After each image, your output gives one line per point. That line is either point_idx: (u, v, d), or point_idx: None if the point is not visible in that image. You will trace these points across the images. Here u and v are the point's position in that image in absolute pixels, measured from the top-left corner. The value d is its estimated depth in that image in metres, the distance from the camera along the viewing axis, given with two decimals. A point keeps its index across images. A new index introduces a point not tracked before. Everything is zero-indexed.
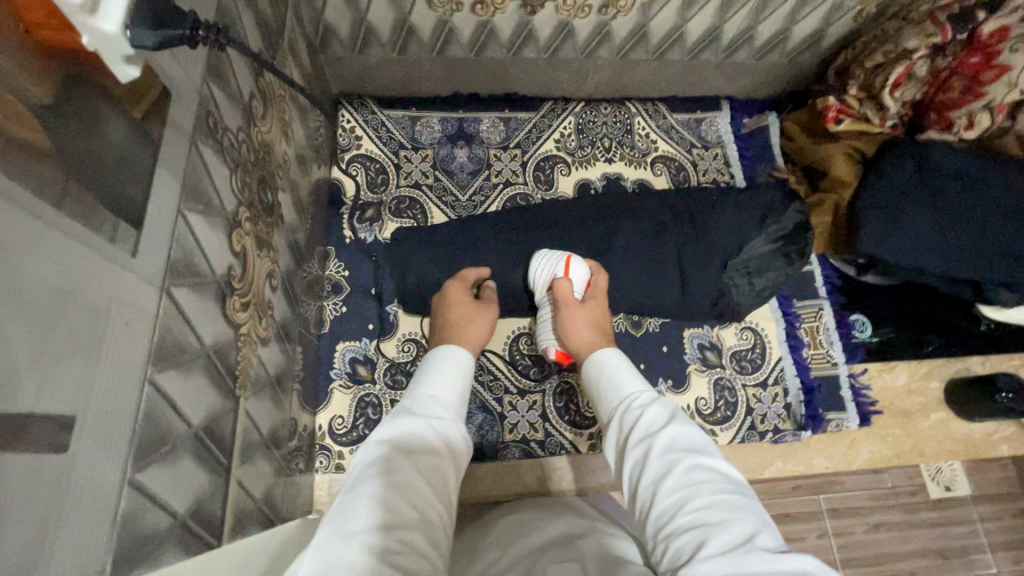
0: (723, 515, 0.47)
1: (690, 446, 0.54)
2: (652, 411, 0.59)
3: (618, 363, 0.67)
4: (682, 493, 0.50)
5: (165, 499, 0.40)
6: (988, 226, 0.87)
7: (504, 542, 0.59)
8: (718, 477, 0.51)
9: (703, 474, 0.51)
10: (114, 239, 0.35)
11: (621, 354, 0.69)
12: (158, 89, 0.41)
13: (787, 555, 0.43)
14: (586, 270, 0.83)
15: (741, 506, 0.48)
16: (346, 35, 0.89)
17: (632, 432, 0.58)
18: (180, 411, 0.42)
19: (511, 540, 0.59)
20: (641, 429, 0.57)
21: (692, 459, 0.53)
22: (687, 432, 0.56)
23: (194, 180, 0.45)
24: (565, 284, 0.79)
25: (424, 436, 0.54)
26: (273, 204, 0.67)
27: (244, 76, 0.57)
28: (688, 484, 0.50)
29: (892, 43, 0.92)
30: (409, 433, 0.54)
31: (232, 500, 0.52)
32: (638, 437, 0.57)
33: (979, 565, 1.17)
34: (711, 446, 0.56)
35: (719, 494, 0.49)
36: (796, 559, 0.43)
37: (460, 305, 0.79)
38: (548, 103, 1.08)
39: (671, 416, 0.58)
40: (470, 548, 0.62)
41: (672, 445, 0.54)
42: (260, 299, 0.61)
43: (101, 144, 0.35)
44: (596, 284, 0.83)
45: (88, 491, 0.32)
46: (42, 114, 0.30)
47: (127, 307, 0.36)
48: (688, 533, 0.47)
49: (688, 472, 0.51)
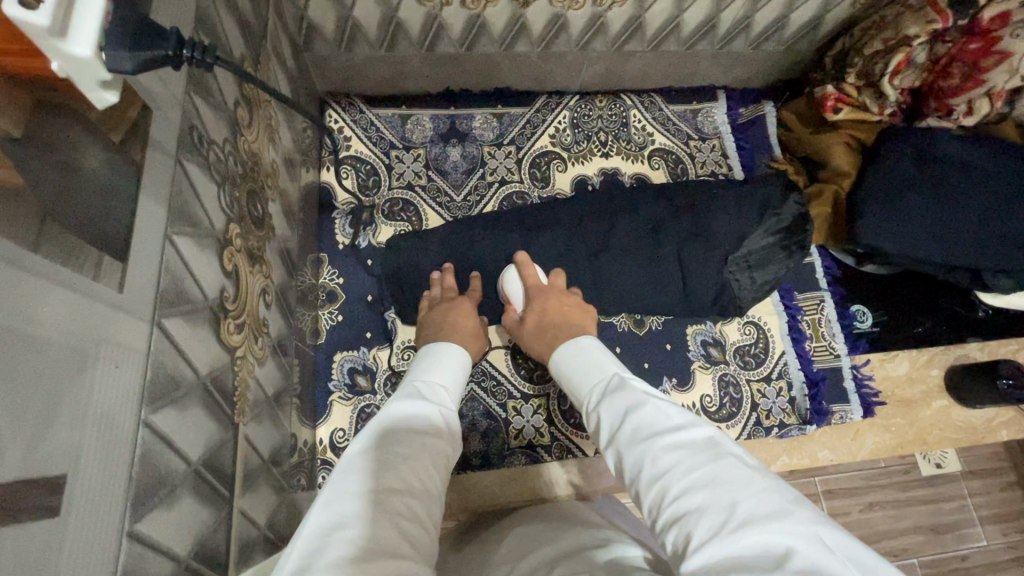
0: (699, 496, 0.46)
1: (655, 427, 0.54)
2: (616, 402, 0.60)
3: (579, 344, 0.71)
4: (658, 484, 0.49)
5: (167, 545, 0.38)
6: (989, 214, 0.86)
7: (514, 559, 0.57)
8: (689, 449, 0.50)
9: (672, 453, 0.51)
10: (98, 276, 0.32)
11: (585, 344, 0.71)
12: (137, 106, 0.38)
13: (772, 526, 0.41)
14: (519, 277, 0.85)
15: (717, 476, 0.47)
16: (331, 32, 0.86)
17: (606, 433, 0.59)
18: (178, 449, 0.40)
19: (519, 558, 0.57)
20: (613, 427, 0.58)
21: (658, 441, 0.52)
22: (650, 413, 0.56)
23: (181, 201, 0.42)
24: (508, 313, 0.84)
25: (407, 417, 0.55)
26: (263, 216, 0.64)
27: (228, 83, 0.54)
28: (661, 471, 0.50)
29: (892, 29, 0.90)
30: (393, 415, 0.55)
31: (234, 531, 0.50)
32: (613, 437, 0.58)
33: (969, 539, 1.19)
34: (680, 416, 0.55)
35: (695, 469, 0.48)
36: (785, 531, 0.41)
37: (467, 317, 0.80)
38: (542, 97, 1.05)
39: (634, 403, 0.58)
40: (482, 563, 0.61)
41: (638, 434, 0.55)
42: (254, 318, 0.58)
43: (75, 176, 0.32)
44: (531, 277, 0.83)
45: (87, 553, 0.30)
46: (8, 148, 0.27)
47: (116, 348, 0.33)
48: (674, 528, 0.46)
49: (658, 458, 0.51)
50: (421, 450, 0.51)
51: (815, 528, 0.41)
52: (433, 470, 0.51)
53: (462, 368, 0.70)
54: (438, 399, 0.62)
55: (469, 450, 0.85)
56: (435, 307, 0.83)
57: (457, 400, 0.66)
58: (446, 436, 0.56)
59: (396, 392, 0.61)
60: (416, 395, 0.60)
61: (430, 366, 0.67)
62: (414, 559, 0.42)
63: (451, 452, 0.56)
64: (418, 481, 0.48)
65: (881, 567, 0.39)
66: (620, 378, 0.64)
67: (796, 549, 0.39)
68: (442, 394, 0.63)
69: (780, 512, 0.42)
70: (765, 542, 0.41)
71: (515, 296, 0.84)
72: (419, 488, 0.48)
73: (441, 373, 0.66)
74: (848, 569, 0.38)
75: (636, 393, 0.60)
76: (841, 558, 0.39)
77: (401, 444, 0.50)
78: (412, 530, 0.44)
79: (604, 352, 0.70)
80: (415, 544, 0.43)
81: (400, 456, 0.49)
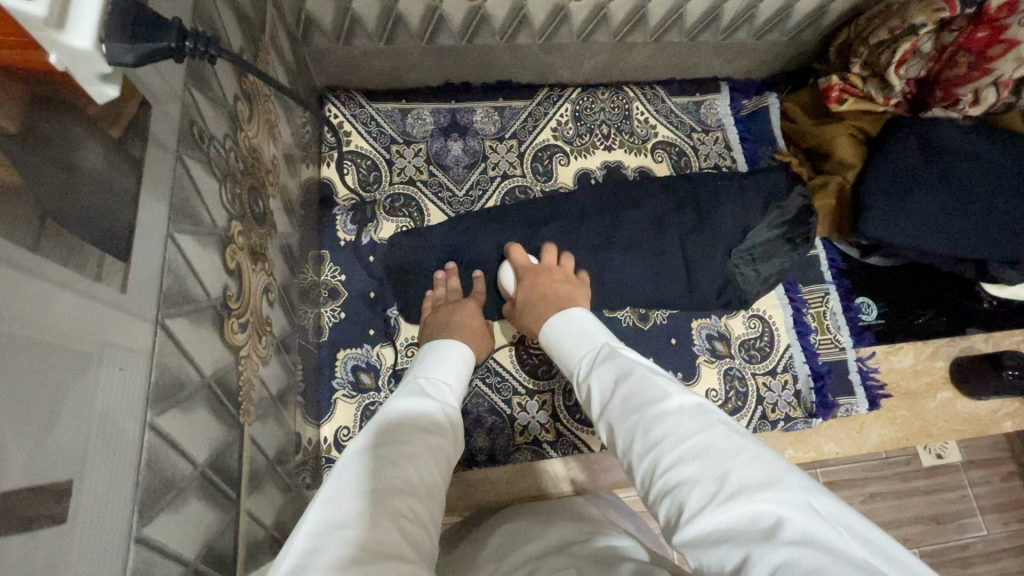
0: (691, 467, 0.45)
1: (644, 397, 0.53)
2: (606, 375, 0.59)
3: (570, 317, 0.70)
4: (650, 455, 0.49)
5: (175, 548, 0.37)
6: (994, 203, 0.86)
7: (502, 554, 0.56)
8: (679, 418, 0.50)
9: (663, 422, 0.50)
10: (100, 277, 0.31)
11: (576, 318, 0.70)
12: (137, 101, 0.37)
13: (764, 495, 0.41)
14: (509, 265, 0.85)
15: (708, 445, 0.46)
16: (330, 25, 0.84)
17: (597, 405, 0.59)
18: (184, 451, 0.39)
19: (509, 552, 0.56)
20: (604, 399, 0.58)
21: (648, 412, 0.52)
22: (639, 382, 0.55)
23: (182, 199, 0.41)
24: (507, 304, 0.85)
25: (406, 409, 0.55)
26: (265, 213, 0.63)
27: (227, 78, 0.53)
28: (651, 443, 0.49)
29: (897, 18, 0.88)
30: (394, 408, 0.55)
31: (241, 533, 0.49)
32: (604, 408, 0.57)
33: (969, 528, 1.19)
34: (669, 384, 0.55)
35: (684, 440, 0.47)
36: (777, 501, 0.40)
37: (475, 318, 0.80)
38: (543, 90, 1.04)
39: (622, 373, 0.58)
40: (471, 555, 0.61)
41: (628, 404, 0.54)
42: (257, 317, 0.57)
43: (77, 175, 0.31)
44: (518, 262, 0.83)
45: (95, 558, 0.29)
46: (7, 147, 0.27)
47: (119, 350, 0.32)
48: (667, 499, 0.45)
49: (649, 430, 0.50)
50: (424, 449, 0.51)
51: (807, 497, 0.41)
52: (434, 466, 0.50)
53: (468, 366, 0.70)
54: (441, 396, 0.61)
55: (475, 446, 0.84)
56: (439, 308, 0.83)
57: (462, 396, 0.66)
58: (449, 434, 0.56)
59: (400, 387, 0.61)
60: (419, 393, 0.60)
61: (435, 363, 0.67)
62: (415, 560, 0.41)
63: (454, 449, 0.56)
64: (419, 480, 0.48)
65: (871, 534, 0.40)
66: (609, 349, 0.63)
67: (789, 518, 0.39)
68: (447, 388, 0.64)
69: (772, 481, 0.42)
70: (758, 511, 0.40)
71: (507, 282, 0.85)
72: (420, 488, 0.47)
73: (445, 371, 0.66)
74: (841, 536, 0.38)
75: (625, 363, 0.59)
76: (833, 525, 0.39)
77: (401, 441, 0.50)
78: (413, 532, 0.43)
79: (594, 323, 0.69)
80: (417, 546, 0.42)
81: (400, 454, 0.49)
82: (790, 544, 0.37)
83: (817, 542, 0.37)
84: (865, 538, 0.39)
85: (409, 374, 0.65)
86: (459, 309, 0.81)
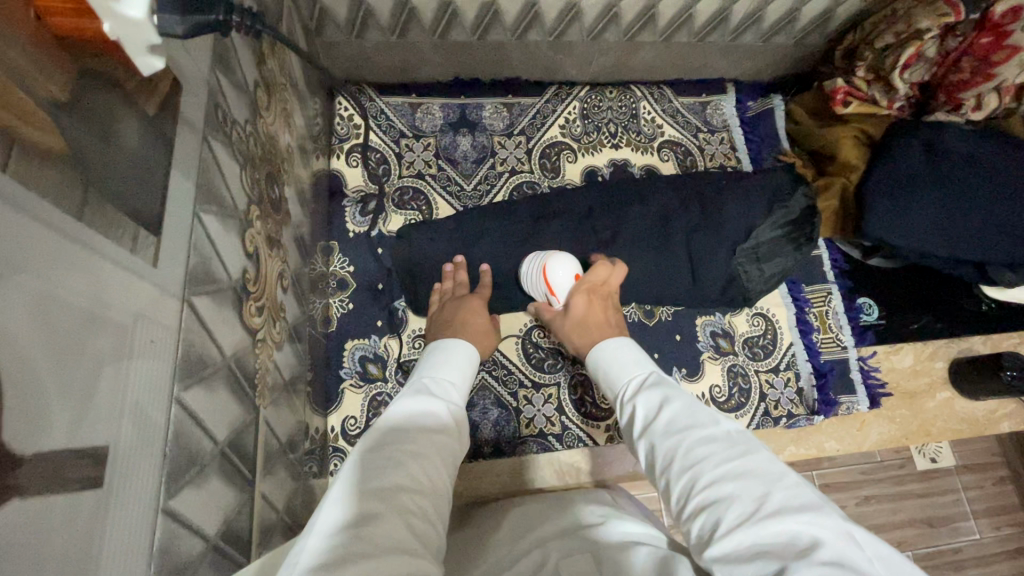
0: (732, 486, 0.45)
1: (689, 417, 0.53)
2: (647, 391, 0.58)
3: (611, 345, 0.68)
4: (689, 473, 0.48)
5: (198, 523, 0.38)
6: (995, 209, 0.87)
7: (513, 536, 0.56)
8: (722, 441, 0.49)
9: (706, 444, 0.49)
10: (134, 249, 0.32)
11: (619, 342, 0.68)
12: (167, 80, 0.37)
13: (802, 520, 0.42)
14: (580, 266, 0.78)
15: (751, 469, 0.46)
16: (344, 18, 0.85)
17: (635, 421, 0.57)
18: (207, 428, 0.40)
19: (520, 535, 0.56)
20: (643, 415, 0.57)
21: (694, 433, 0.51)
22: (684, 404, 0.55)
23: (208, 179, 0.42)
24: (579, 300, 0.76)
25: (416, 410, 0.56)
26: (280, 199, 0.64)
27: (248, 64, 0.54)
28: (692, 461, 0.49)
29: (904, 23, 0.90)
30: (405, 408, 0.55)
31: (256, 513, 0.50)
32: (642, 424, 0.56)
33: (963, 532, 1.21)
34: (710, 408, 0.54)
35: (728, 463, 0.47)
36: (814, 524, 0.41)
37: (478, 315, 0.80)
38: (552, 88, 1.05)
39: (669, 394, 0.57)
40: (482, 538, 0.59)
41: (672, 424, 0.53)
42: (273, 302, 0.58)
43: (115, 146, 0.32)
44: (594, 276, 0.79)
45: (126, 525, 0.29)
46: (52, 111, 0.27)
47: (150, 323, 0.33)
48: (702, 515, 0.45)
49: (691, 448, 0.50)
50: (429, 447, 0.52)
51: (843, 525, 0.42)
52: (441, 467, 0.51)
53: (473, 364, 0.71)
54: (445, 393, 0.62)
55: (481, 438, 0.85)
56: (445, 303, 0.83)
57: (467, 394, 0.67)
58: (454, 434, 0.57)
59: (406, 387, 0.61)
60: (424, 391, 0.60)
61: (440, 363, 0.67)
62: (422, 554, 0.42)
63: (459, 449, 0.57)
64: (427, 479, 0.48)
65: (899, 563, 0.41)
66: (651, 371, 0.62)
67: (825, 542, 0.40)
68: (455, 387, 0.65)
69: (810, 507, 0.43)
70: (793, 532, 0.41)
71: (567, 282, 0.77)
72: (427, 485, 0.48)
73: (450, 369, 0.67)
74: (873, 566, 0.39)
75: (668, 385, 0.58)
76: (866, 554, 0.40)
77: (408, 441, 0.50)
78: (421, 527, 0.44)
79: (636, 348, 0.67)
80: (422, 539, 0.43)
81: (409, 453, 0.49)
82: (826, 566, 0.38)
83: (851, 567, 0.38)
84: (894, 566, 0.40)
85: (419, 372, 0.66)
86: (466, 307, 0.81)
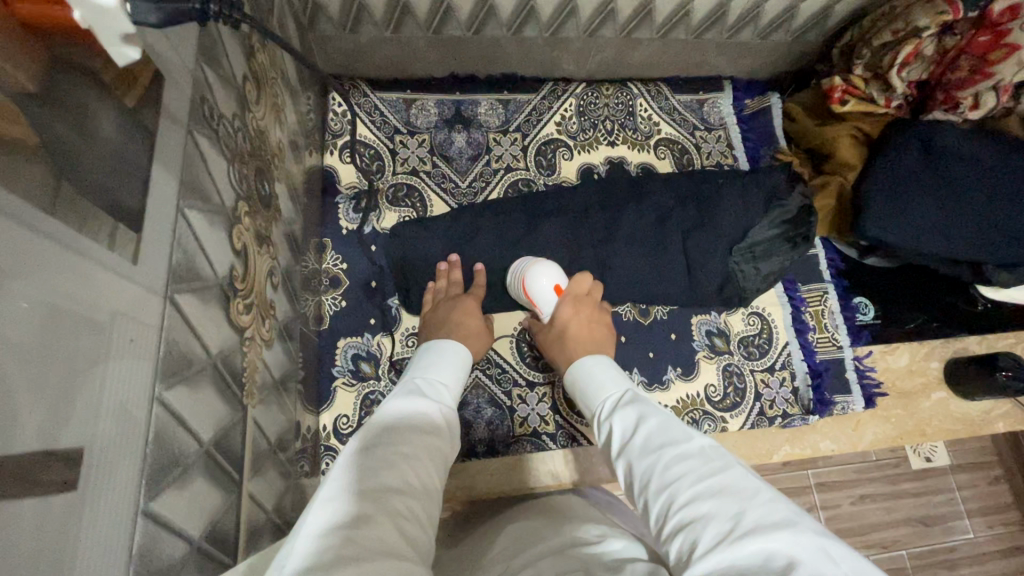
0: (708, 505, 0.44)
1: (665, 436, 0.52)
2: (625, 411, 0.58)
3: (589, 362, 0.68)
4: (666, 493, 0.48)
5: (180, 526, 0.37)
6: (992, 209, 0.86)
7: (507, 555, 0.55)
8: (698, 459, 0.49)
9: (682, 462, 0.49)
10: (112, 245, 0.31)
11: (597, 359, 0.68)
12: (150, 72, 0.36)
13: (778, 537, 0.40)
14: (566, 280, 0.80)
15: (727, 487, 0.45)
16: (336, 12, 0.84)
17: (614, 442, 0.57)
18: (191, 428, 0.39)
19: (514, 554, 0.54)
20: (621, 436, 0.56)
21: (670, 451, 0.51)
22: (660, 423, 0.54)
23: (192, 174, 0.41)
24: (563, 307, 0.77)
25: (407, 412, 0.55)
26: (270, 196, 0.63)
27: (237, 57, 0.53)
28: (669, 480, 0.48)
29: (902, 20, 0.89)
30: (396, 410, 0.55)
31: (243, 514, 0.49)
32: (621, 445, 0.56)
33: (956, 531, 1.21)
34: (688, 426, 0.54)
35: (704, 481, 0.47)
36: (791, 542, 0.40)
37: (471, 316, 0.79)
38: (549, 83, 1.03)
39: (645, 413, 0.56)
40: (477, 556, 0.58)
41: (649, 442, 0.53)
42: (262, 299, 0.57)
43: (92, 139, 0.31)
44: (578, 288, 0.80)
45: (102, 527, 0.29)
46: (24, 104, 0.26)
47: (131, 321, 0.32)
48: (680, 534, 0.44)
49: (667, 467, 0.49)
50: (421, 449, 0.51)
51: (822, 542, 0.40)
52: (432, 468, 0.50)
53: (465, 365, 0.70)
54: (437, 394, 0.62)
55: (474, 436, 0.84)
56: (440, 303, 0.83)
57: (458, 394, 0.66)
58: (446, 435, 0.56)
59: (397, 387, 0.61)
60: (416, 391, 0.60)
61: (432, 363, 0.67)
62: (411, 559, 0.41)
63: (451, 450, 0.56)
64: (417, 482, 0.47)
65: None
66: (630, 390, 0.62)
67: (802, 560, 0.38)
68: (446, 387, 0.64)
69: (787, 523, 0.41)
70: (770, 550, 0.40)
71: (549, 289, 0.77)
72: (417, 488, 0.47)
73: (442, 370, 0.66)
74: None
75: (645, 404, 0.58)
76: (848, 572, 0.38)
77: (398, 443, 0.50)
78: (411, 530, 0.43)
79: (615, 367, 0.67)
80: (412, 543, 0.43)
81: (400, 455, 0.48)
82: None
83: None
84: None
85: (410, 373, 0.65)
86: (461, 309, 0.80)
